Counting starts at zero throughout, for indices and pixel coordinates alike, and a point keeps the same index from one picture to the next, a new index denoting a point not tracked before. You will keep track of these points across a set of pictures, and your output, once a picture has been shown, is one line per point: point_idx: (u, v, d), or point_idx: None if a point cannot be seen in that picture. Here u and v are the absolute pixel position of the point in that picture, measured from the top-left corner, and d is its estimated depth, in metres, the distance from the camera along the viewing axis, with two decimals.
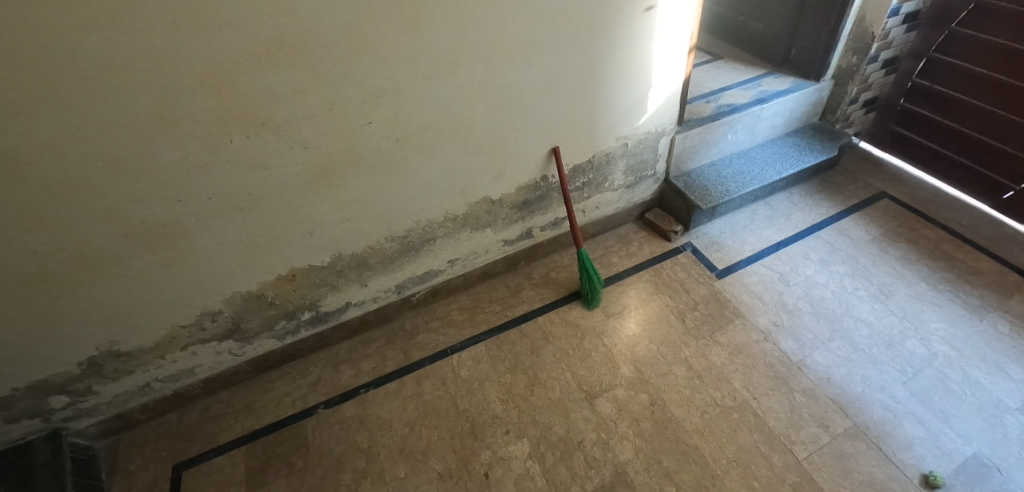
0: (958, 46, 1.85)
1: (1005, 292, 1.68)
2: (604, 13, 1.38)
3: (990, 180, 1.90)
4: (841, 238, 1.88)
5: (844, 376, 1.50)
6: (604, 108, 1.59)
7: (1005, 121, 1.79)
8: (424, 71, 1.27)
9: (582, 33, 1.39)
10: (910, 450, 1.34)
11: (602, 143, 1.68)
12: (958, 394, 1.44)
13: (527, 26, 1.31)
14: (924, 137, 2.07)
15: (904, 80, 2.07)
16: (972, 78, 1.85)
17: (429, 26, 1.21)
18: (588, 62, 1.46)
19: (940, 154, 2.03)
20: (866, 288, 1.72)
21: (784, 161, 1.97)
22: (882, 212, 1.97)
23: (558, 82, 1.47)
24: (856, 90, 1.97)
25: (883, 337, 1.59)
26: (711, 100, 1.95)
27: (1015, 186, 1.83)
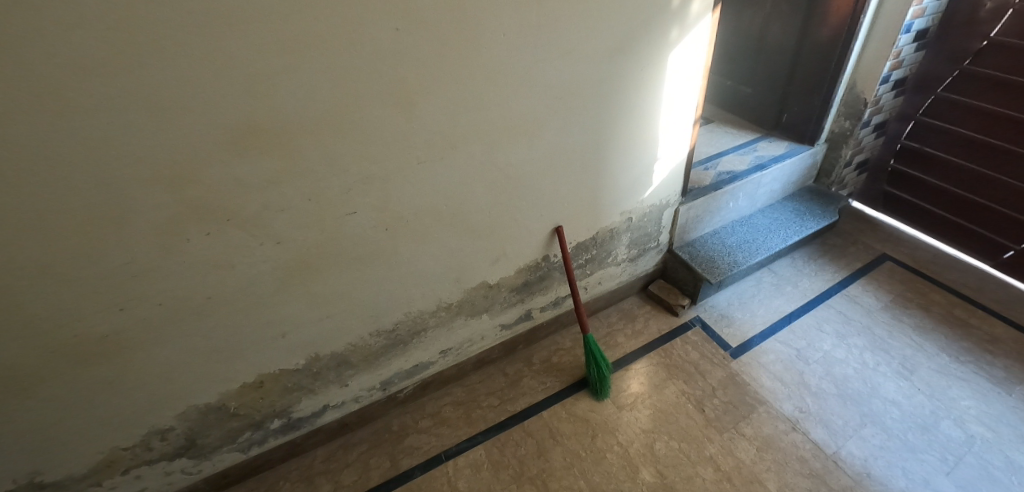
0: (945, 110, 1.86)
1: None
2: (610, 88, 1.31)
3: (989, 239, 1.86)
4: (854, 306, 1.78)
5: (884, 469, 1.35)
6: (608, 183, 1.50)
7: (1001, 183, 1.77)
8: (419, 152, 1.14)
9: (587, 109, 1.31)
10: None
11: (606, 218, 1.58)
12: (1007, 484, 1.30)
13: (532, 101, 1.22)
14: (918, 198, 2.04)
15: (893, 142, 2.06)
16: (961, 141, 1.85)
17: (428, 105, 1.09)
18: (592, 138, 1.38)
19: (935, 214, 2.00)
20: (888, 364, 1.59)
21: (787, 227, 1.90)
22: (888, 275, 1.89)
23: (562, 158, 1.37)
24: (850, 154, 1.96)
25: (915, 420, 1.44)
26: (709, 166, 1.90)
27: (1015, 246, 1.79)
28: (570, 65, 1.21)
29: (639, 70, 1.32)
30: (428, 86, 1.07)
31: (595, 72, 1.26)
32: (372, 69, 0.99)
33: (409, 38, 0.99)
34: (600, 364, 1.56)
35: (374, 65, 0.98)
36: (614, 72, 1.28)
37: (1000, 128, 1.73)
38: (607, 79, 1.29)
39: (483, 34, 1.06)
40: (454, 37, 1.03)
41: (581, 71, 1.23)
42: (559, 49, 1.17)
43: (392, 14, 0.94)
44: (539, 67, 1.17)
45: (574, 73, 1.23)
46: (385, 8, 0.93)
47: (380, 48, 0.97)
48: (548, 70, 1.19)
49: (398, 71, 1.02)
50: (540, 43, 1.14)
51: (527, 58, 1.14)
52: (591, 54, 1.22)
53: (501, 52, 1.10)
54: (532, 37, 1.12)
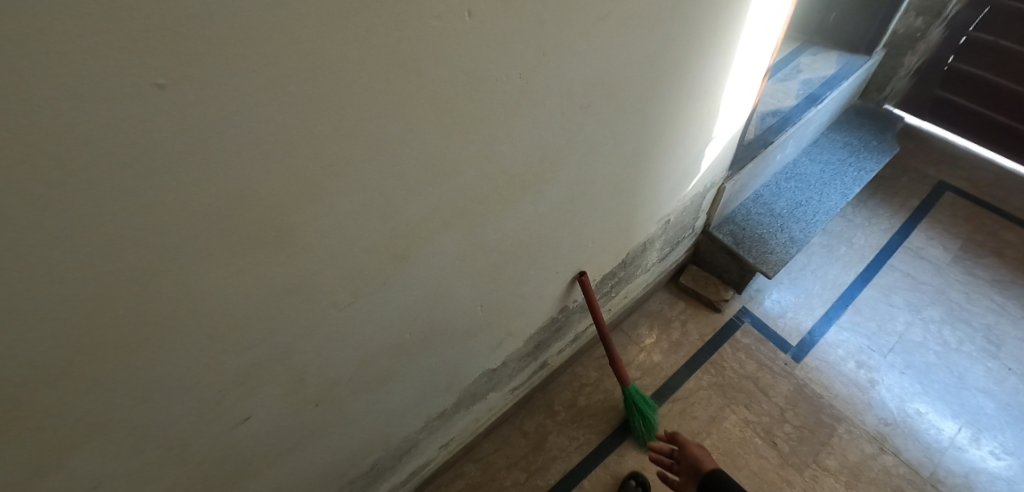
0: None
1: None
2: (668, 63, 0.75)
3: None
4: (920, 265, 1.51)
5: (991, 486, 1.16)
6: (647, 196, 1.00)
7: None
8: (340, 296, 0.56)
9: (633, 106, 0.76)
10: None
11: (639, 237, 1.10)
12: None
13: (545, 129, 0.63)
14: (981, 104, 1.63)
15: (957, 34, 1.56)
16: None
17: (335, 219, 0.48)
18: (635, 145, 0.84)
19: (1000, 126, 1.63)
20: (971, 340, 1.37)
21: (841, 174, 1.52)
22: (952, 212, 1.60)
23: (592, 190, 0.83)
24: (913, 61, 1.59)
25: (1013, 412, 1.26)
26: None
27: None
28: (611, 44, 0.63)
29: (713, 20, 0.75)
30: (322, 189, 0.45)
31: (649, 43, 0.68)
32: (172, 213, 0.37)
33: (254, 108, 0.35)
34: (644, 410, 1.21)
35: (178, 203, 0.36)
36: (678, 34, 0.71)
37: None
38: (666, 49, 0.72)
39: (442, 35, 0.43)
40: (376, 63, 0.40)
41: (629, 48, 0.66)
42: (593, 20, 0.57)
43: (177, 62, 0.30)
44: (558, 65, 0.58)
45: (616, 57, 0.65)
46: (144, 53, 0.29)
47: (174, 164, 0.34)
48: (575, 65, 0.60)
49: (247, 189, 0.39)
50: (562, 21, 0.53)
51: (536, 57, 0.54)
52: (647, 14, 0.63)
53: (485, 63, 0.49)
54: (545, 12, 0.50)
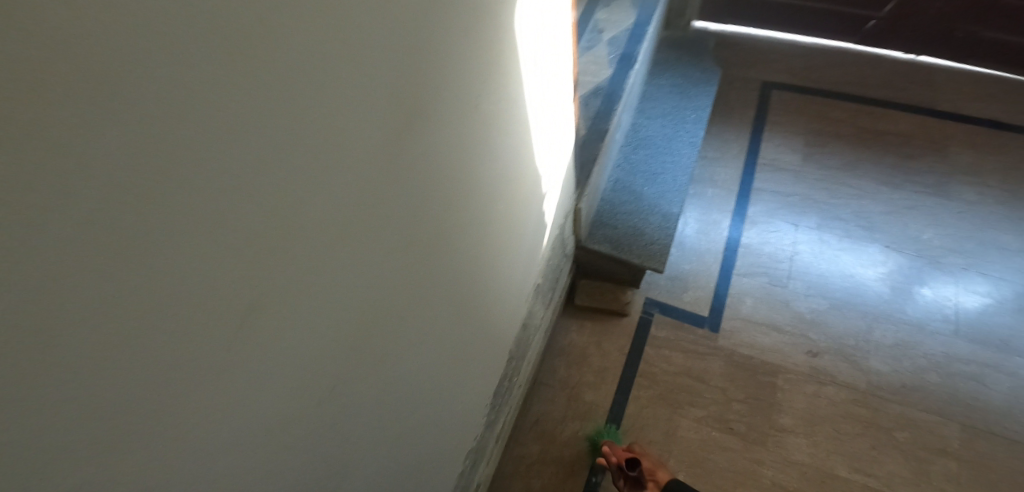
0: None
1: (939, 148, 1.52)
2: (455, 126, 0.49)
3: (853, 16, 1.61)
4: (779, 176, 1.51)
5: (912, 370, 1.29)
6: (495, 255, 0.78)
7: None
8: None
9: (433, 223, 0.50)
10: (1016, 412, 1.23)
11: (509, 300, 0.92)
12: (997, 303, 1.33)
13: (286, 416, 0.35)
14: None
15: None
16: None
17: None
18: (455, 249, 0.59)
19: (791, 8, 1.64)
20: (848, 232, 1.42)
21: (681, 120, 1.47)
22: (785, 110, 1.61)
23: (419, 355, 0.58)
24: None
25: (902, 287, 1.36)
26: None
27: (879, 15, 1.58)
28: (364, 179, 0.35)
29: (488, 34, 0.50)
30: None
31: (420, 148, 0.42)
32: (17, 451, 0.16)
33: None
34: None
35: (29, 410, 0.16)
36: (457, 83, 0.46)
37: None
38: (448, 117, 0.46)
39: None
40: None
41: (395, 161, 0.39)
42: (306, 233, 0.30)
43: None
44: (278, 314, 0.30)
45: (382, 187, 0.38)
46: None
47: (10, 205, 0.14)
48: (308, 300, 0.33)
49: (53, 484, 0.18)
50: (230, 324, 0.26)
51: (198, 410, 0.26)
52: (397, 95, 0.36)
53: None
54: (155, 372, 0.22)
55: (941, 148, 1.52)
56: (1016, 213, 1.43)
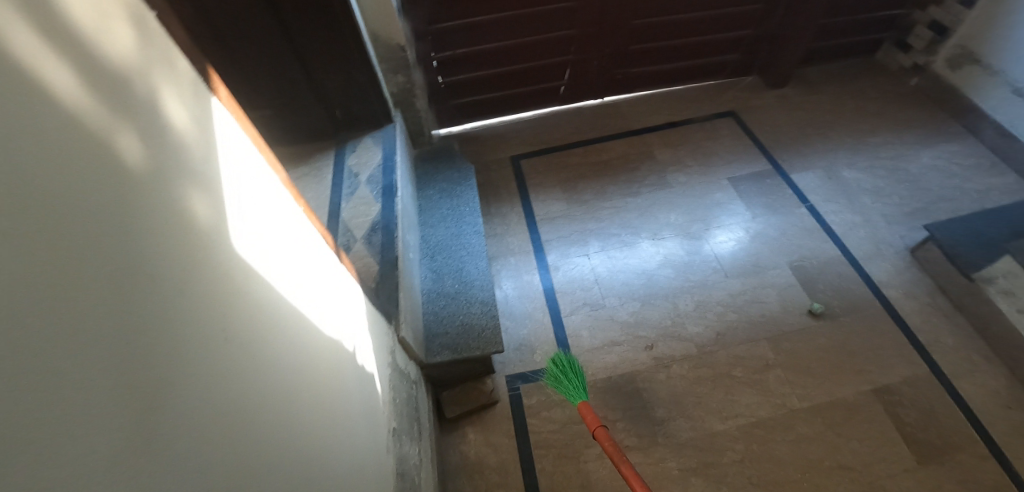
0: (446, 12, 1.84)
1: (646, 153, 2.02)
2: (203, 345, 0.43)
3: (544, 89, 2.19)
4: (555, 226, 1.84)
5: (718, 318, 1.58)
6: (316, 423, 0.71)
7: (528, 44, 2.01)
8: None
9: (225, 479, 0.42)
10: (792, 307, 1.59)
11: (356, 410, 0.90)
12: (739, 242, 1.73)
13: None
14: (483, 93, 2.15)
15: (429, 62, 1.98)
16: (476, 29, 1.91)
17: None
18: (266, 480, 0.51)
19: (507, 96, 2.19)
20: (622, 243, 1.76)
21: (460, 218, 1.72)
22: (534, 174, 2.01)
23: None
24: (421, 104, 1.90)
25: (679, 263, 1.70)
26: (349, 236, 1.46)
27: (560, 82, 2.18)
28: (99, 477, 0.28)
29: (184, 182, 0.44)
30: None
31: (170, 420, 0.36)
32: None
33: None
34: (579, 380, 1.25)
35: None
36: (173, 271, 0.40)
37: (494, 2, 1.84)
38: (175, 291, 0.40)
39: None
40: None
41: (138, 428, 0.32)
42: None
43: None
44: None
45: (125, 416, 0.31)
46: None
47: None
48: None
49: None
50: None
51: None
52: (95, 314, 0.30)
53: None
54: None
55: (646, 156, 2.01)
56: (710, 174, 1.92)
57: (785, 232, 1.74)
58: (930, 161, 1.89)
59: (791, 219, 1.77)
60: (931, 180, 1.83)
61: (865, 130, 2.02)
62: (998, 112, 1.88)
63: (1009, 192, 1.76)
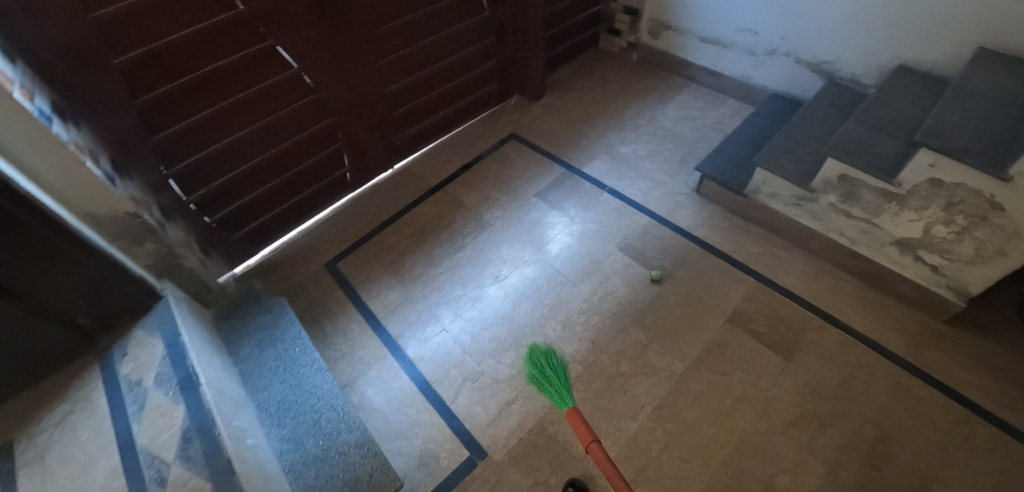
0: (179, 151, 1.62)
1: (458, 202, 2.02)
2: None
3: (329, 183, 2.09)
4: (400, 317, 1.72)
5: (584, 325, 1.62)
6: None
7: (292, 147, 1.90)
8: None
9: None
10: (637, 282, 1.69)
11: None
12: (569, 246, 1.80)
13: None
14: (265, 213, 1.96)
15: (184, 207, 1.71)
16: (225, 155, 1.74)
17: None
18: None
19: (295, 203, 2.04)
20: (471, 301, 1.72)
21: (293, 362, 1.54)
22: (358, 273, 1.88)
23: None
24: (193, 258, 1.63)
25: (528, 292, 1.71)
26: (157, 464, 1.11)
27: (343, 170, 2.10)
28: None
29: None
30: None
31: None
32: None
33: None
34: (563, 380, 1.19)
35: None
36: None
37: (234, 121, 1.70)
38: None
39: None
40: None
41: None
42: None
43: None
44: None
45: None
46: None
47: None
48: None
49: None
50: None
51: None
52: None
53: None
54: None
55: (458, 207, 2.01)
56: (518, 197, 1.99)
57: (600, 220, 1.87)
58: (675, 114, 2.24)
59: (601, 208, 1.91)
60: (683, 128, 2.17)
61: (620, 107, 2.30)
62: (699, 60, 2.33)
63: (735, 116, 2.19)
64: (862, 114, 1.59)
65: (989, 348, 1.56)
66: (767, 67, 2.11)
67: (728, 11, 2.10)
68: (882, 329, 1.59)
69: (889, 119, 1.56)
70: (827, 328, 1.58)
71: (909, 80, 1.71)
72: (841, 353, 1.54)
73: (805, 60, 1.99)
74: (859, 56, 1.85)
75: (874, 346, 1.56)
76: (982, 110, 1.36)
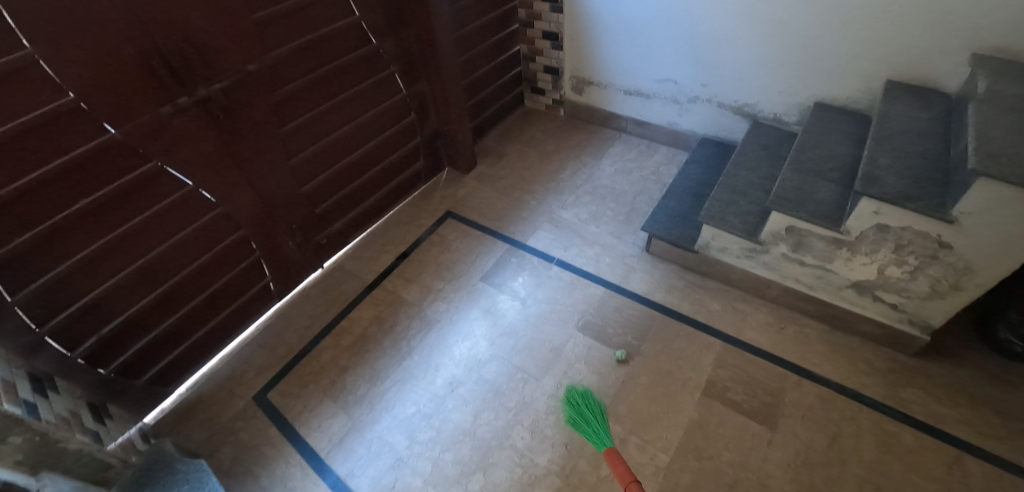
0: (54, 301, 1.35)
1: (398, 299, 1.85)
2: None
3: (250, 296, 1.85)
4: (346, 450, 1.50)
5: (555, 426, 1.45)
6: None
7: (201, 267, 1.67)
8: None
9: None
10: (604, 367, 1.56)
11: None
12: (524, 334, 1.66)
13: None
14: (175, 346, 1.69)
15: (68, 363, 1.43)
16: (117, 293, 1.48)
17: None
18: None
19: (214, 325, 1.77)
20: (427, 417, 1.52)
21: None
22: (293, 402, 1.64)
23: None
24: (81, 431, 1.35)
25: (488, 396, 1.54)
26: None
27: (265, 280, 1.88)
28: None
29: None
30: None
31: None
32: None
33: None
34: (600, 419, 1.31)
35: None
36: None
37: (122, 255, 1.46)
38: None
39: None
40: None
41: None
42: None
43: None
44: None
45: None
46: None
47: None
48: None
49: None
50: None
51: None
52: None
53: None
54: None
55: (399, 306, 1.83)
56: (462, 284, 1.84)
57: (552, 299, 1.75)
58: (612, 169, 2.22)
59: (552, 285, 1.79)
60: (621, 183, 2.14)
61: (556, 169, 2.25)
62: (625, 111, 2.34)
63: (670, 163, 2.20)
64: (794, 158, 1.58)
65: (961, 375, 1.52)
66: (692, 113, 2.13)
67: (646, 64, 2.12)
68: (856, 374, 1.53)
69: (820, 161, 1.56)
70: (804, 384, 1.50)
71: (829, 115, 1.73)
72: (823, 410, 1.45)
73: (727, 104, 2.01)
74: (777, 96, 1.87)
75: (853, 395, 1.48)
76: (909, 148, 1.36)
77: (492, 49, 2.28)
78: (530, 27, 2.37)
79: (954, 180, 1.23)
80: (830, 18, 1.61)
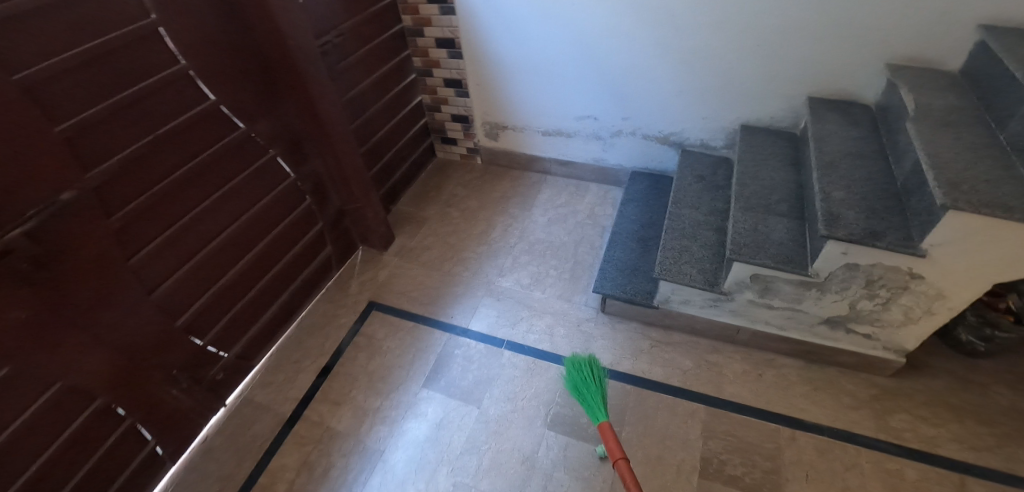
0: None
1: (326, 429, 1.51)
2: None
3: (130, 474, 1.38)
4: None
5: None
6: None
7: (51, 458, 1.20)
8: None
9: None
10: (587, 469, 1.34)
11: None
12: (486, 445, 1.41)
13: None
14: None
15: None
16: None
17: None
18: None
19: None
20: None
21: None
22: None
23: None
24: None
25: None
26: None
27: (149, 444, 1.42)
28: None
29: None
30: None
31: None
32: None
33: None
34: (598, 388, 1.26)
35: None
36: None
37: None
38: None
39: None
40: None
41: None
42: None
43: None
44: None
45: None
46: None
47: None
48: None
49: None
50: None
51: None
52: None
53: None
54: None
55: (330, 441, 1.49)
56: (402, 395, 1.55)
57: (509, 393, 1.52)
58: (545, 219, 2.04)
59: (506, 375, 1.56)
60: (558, 234, 1.97)
61: (484, 229, 2.03)
62: (548, 153, 2.18)
63: (604, 202, 2.06)
64: (739, 194, 1.47)
65: (937, 387, 1.47)
66: (617, 147, 2.01)
67: (562, 103, 1.99)
68: (843, 411, 1.43)
69: (765, 193, 1.46)
70: (798, 438, 1.37)
71: (757, 138, 1.66)
72: (825, 463, 1.32)
73: (652, 134, 1.90)
74: (702, 123, 1.79)
75: (848, 437, 1.38)
76: (855, 174, 1.28)
77: (387, 107, 2.07)
78: (429, 75, 2.20)
79: (911, 207, 1.15)
80: (741, 42, 1.55)
